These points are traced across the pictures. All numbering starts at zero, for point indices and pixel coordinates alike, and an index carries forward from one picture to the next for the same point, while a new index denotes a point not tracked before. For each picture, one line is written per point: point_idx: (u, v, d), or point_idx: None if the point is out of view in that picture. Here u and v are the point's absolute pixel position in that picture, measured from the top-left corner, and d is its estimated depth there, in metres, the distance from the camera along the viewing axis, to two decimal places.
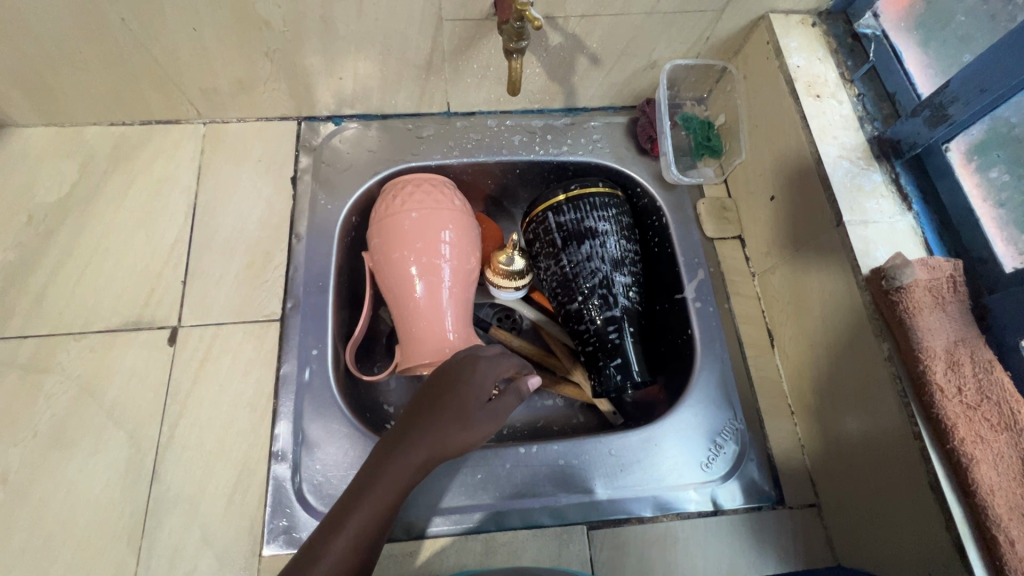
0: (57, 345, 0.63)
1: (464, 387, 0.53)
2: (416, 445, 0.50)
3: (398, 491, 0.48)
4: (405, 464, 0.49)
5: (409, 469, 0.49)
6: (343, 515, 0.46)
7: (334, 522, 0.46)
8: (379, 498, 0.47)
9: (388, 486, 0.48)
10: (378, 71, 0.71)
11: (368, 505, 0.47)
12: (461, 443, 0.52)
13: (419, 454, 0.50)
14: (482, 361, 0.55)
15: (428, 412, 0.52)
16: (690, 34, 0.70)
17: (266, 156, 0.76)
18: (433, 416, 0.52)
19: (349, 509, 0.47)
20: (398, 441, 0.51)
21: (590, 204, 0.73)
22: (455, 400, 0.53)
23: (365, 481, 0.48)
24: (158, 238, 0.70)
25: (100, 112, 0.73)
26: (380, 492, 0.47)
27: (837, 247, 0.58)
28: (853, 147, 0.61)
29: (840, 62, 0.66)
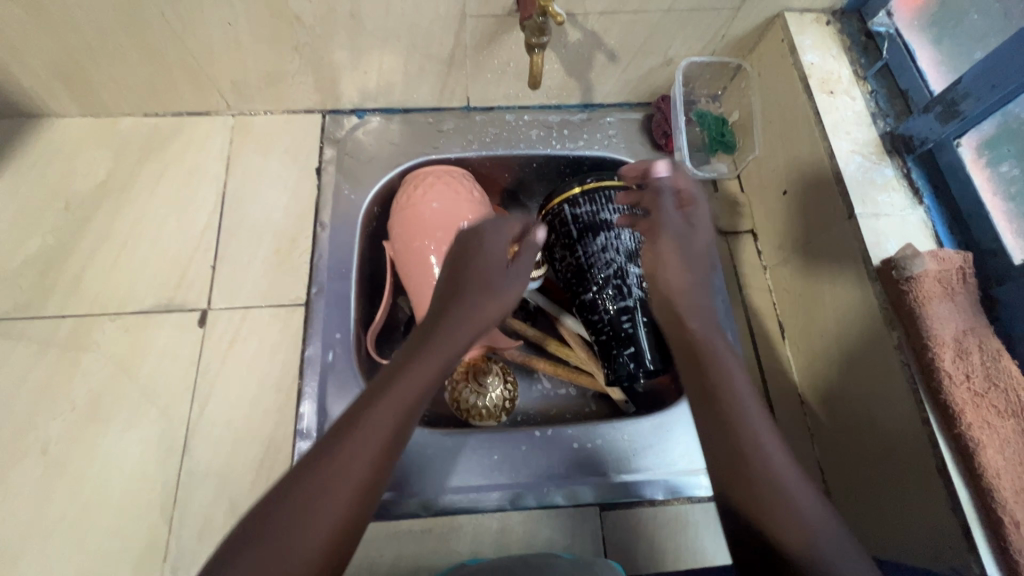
0: (92, 325, 0.66)
1: (487, 288, 0.57)
2: (442, 341, 0.53)
3: (424, 381, 0.51)
4: (431, 358, 0.52)
5: (435, 362, 0.52)
6: (360, 416, 0.47)
7: (356, 419, 0.47)
8: (402, 392, 0.48)
9: (411, 379, 0.50)
10: (402, 65, 0.73)
11: (388, 404, 0.48)
12: (498, 287, 0.57)
13: (445, 347, 0.53)
14: (490, 224, 0.61)
15: (446, 316, 0.55)
16: (706, 32, 0.72)
17: (292, 147, 0.79)
18: (455, 315, 0.55)
19: (374, 401, 0.48)
20: (423, 339, 0.54)
21: (605, 197, 0.74)
22: (476, 296, 0.56)
23: (385, 383, 0.50)
24: (188, 224, 0.73)
25: (135, 104, 0.76)
26: (399, 396, 0.48)
27: (848, 239, 0.60)
28: (866, 142, 0.63)
29: (853, 59, 0.67)
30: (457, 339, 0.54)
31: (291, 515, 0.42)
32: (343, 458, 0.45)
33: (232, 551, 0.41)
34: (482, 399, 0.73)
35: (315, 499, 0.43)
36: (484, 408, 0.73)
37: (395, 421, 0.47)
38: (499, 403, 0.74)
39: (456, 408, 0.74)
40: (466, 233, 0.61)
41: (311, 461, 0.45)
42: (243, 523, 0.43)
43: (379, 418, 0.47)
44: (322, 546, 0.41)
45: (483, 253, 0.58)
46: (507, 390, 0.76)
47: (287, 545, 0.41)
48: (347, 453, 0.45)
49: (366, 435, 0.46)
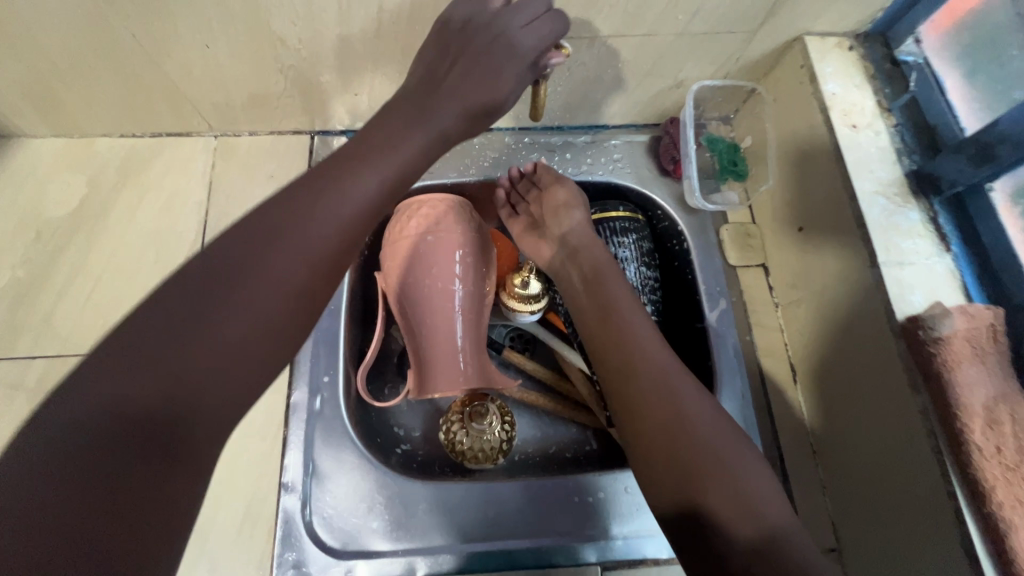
0: (66, 367, 0.63)
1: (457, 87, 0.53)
2: (374, 154, 0.48)
3: (351, 207, 0.45)
4: (357, 172, 0.47)
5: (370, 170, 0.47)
6: (277, 225, 0.42)
7: (260, 221, 0.43)
8: (323, 213, 0.44)
9: (332, 200, 0.45)
10: (395, 88, 0.68)
11: (304, 209, 0.43)
12: (451, 112, 0.53)
13: (381, 145, 0.49)
14: (472, 3, 0.54)
15: (385, 125, 0.51)
16: (720, 55, 0.67)
17: (279, 171, 0.74)
18: (410, 110, 0.52)
19: (286, 214, 0.43)
20: (351, 153, 0.48)
21: (610, 229, 0.72)
22: (418, 110, 0.52)
23: (307, 196, 0.44)
24: (167, 255, 0.69)
25: (110, 125, 0.71)
26: (317, 206, 0.44)
27: (869, 288, 0.56)
28: (889, 182, 0.59)
29: (877, 89, 0.63)
30: (403, 154, 0.50)
31: (179, 317, 0.37)
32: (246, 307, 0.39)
33: (87, 372, 0.34)
34: (478, 441, 0.69)
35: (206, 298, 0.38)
36: (479, 451, 0.69)
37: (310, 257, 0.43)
38: (496, 445, 0.70)
39: (451, 449, 0.71)
40: (455, 18, 0.54)
41: (203, 265, 0.40)
42: (87, 354, 0.35)
43: (296, 230, 0.43)
44: (244, 370, 0.39)
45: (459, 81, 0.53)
46: (505, 430, 0.71)
47: (180, 370, 0.35)
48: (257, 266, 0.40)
49: (283, 248, 0.42)
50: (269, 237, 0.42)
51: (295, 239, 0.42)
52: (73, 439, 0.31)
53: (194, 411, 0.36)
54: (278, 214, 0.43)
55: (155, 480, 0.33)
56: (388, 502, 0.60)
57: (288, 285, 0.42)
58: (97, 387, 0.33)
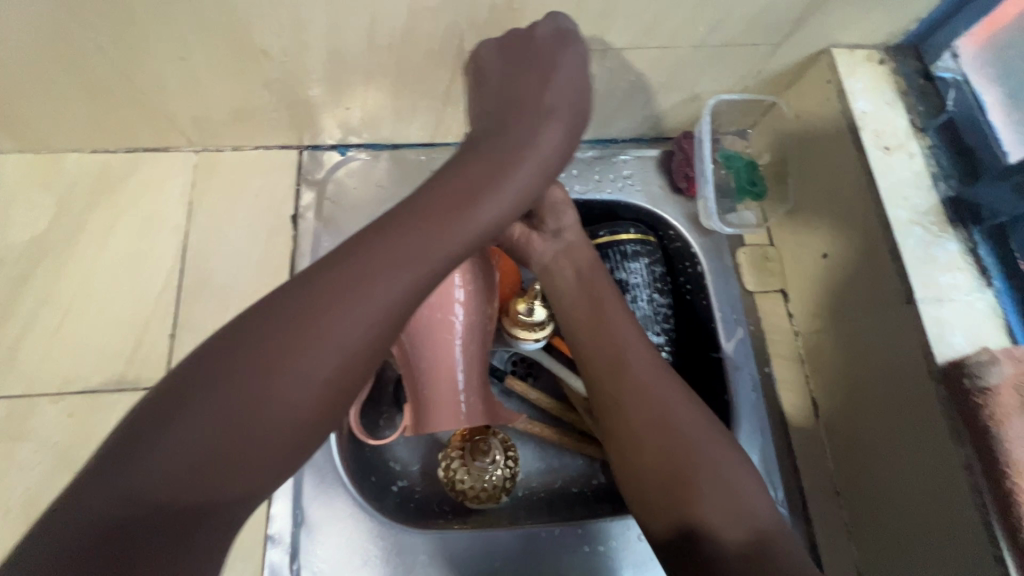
0: (31, 408, 0.57)
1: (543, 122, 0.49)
2: (465, 187, 0.43)
3: (434, 255, 0.39)
4: (448, 210, 0.41)
5: (470, 209, 0.42)
6: (361, 272, 0.37)
7: (348, 260, 0.37)
8: (415, 258, 0.38)
9: (417, 245, 0.38)
10: (390, 101, 0.63)
11: (396, 254, 0.38)
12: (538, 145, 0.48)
13: (479, 179, 0.44)
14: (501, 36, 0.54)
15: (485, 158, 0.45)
16: (741, 68, 0.62)
17: (265, 190, 0.69)
18: (502, 138, 0.47)
19: (378, 254, 0.38)
20: (449, 182, 0.43)
21: (619, 253, 0.68)
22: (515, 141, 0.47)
23: (395, 234, 0.39)
24: (144, 283, 0.64)
25: (80, 140, 0.65)
26: (402, 245, 0.38)
27: (905, 326, 0.52)
28: (926, 210, 0.54)
29: (911, 106, 0.58)
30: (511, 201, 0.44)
31: (238, 369, 0.33)
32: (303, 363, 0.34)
33: (141, 423, 0.32)
34: (480, 480, 0.65)
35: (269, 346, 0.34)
36: (482, 491, 0.65)
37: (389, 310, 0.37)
38: (499, 484, 0.65)
39: (450, 488, 0.66)
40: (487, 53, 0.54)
41: (274, 303, 0.36)
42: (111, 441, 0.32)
43: (380, 279, 0.37)
44: (289, 437, 0.34)
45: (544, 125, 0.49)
46: (508, 466, 0.67)
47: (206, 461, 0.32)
48: (324, 311, 0.35)
49: (362, 294, 0.36)
50: (354, 277, 0.37)
51: (377, 290, 0.36)
52: (122, 496, 0.30)
53: (231, 478, 0.32)
54: (362, 253, 0.38)
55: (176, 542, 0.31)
56: (384, 554, 0.56)
57: (352, 344, 0.36)
58: (150, 443, 0.31)
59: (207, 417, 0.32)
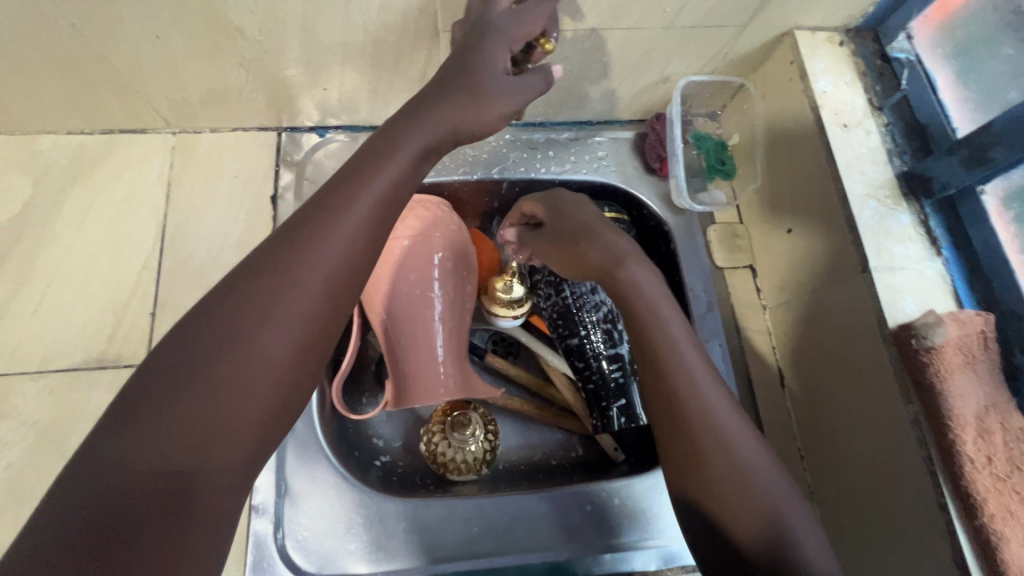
0: (11, 387, 0.58)
1: (478, 84, 0.42)
2: (383, 166, 0.41)
3: (352, 241, 0.38)
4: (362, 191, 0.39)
5: (377, 181, 0.40)
6: (281, 272, 0.36)
7: (265, 263, 0.37)
8: (334, 249, 0.38)
9: (335, 234, 0.38)
10: (367, 82, 0.64)
11: (313, 247, 0.37)
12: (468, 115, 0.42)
13: (392, 154, 0.41)
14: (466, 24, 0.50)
15: (401, 127, 0.42)
16: (708, 49, 0.65)
17: (244, 171, 0.69)
18: (427, 104, 0.42)
19: (292, 250, 0.37)
20: (358, 163, 0.41)
21: None
22: (444, 109, 0.42)
23: (308, 230, 0.38)
24: (123, 264, 0.64)
25: (56, 121, 0.65)
26: (319, 237, 0.37)
27: (860, 294, 0.55)
28: (880, 184, 0.57)
29: (868, 86, 0.61)
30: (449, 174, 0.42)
31: (172, 392, 0.32)
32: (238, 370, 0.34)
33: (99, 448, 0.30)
34: (461, 452, 0.67)
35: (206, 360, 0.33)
36: (462, 463, 0.67)
37: (317, 306, 0.37)
38: (479, 456, 0.67)
39: (432, 461, 0.68)
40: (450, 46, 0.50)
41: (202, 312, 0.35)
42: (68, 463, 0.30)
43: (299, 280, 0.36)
44: (241, 459, 0.34)
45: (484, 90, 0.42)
46: (488, 439, 0.69)
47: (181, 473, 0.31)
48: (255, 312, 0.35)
49: (287, 294, 0.36)
50: (271, 280, 0.36)
51: (300, 288, 0.36)
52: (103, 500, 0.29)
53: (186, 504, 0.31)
54: (280, 256, 0.37)
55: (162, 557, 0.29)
56: (367, 522, 0.57)
57: (284, 350, 0.36)
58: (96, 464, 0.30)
59: (163, 432, 0.31)
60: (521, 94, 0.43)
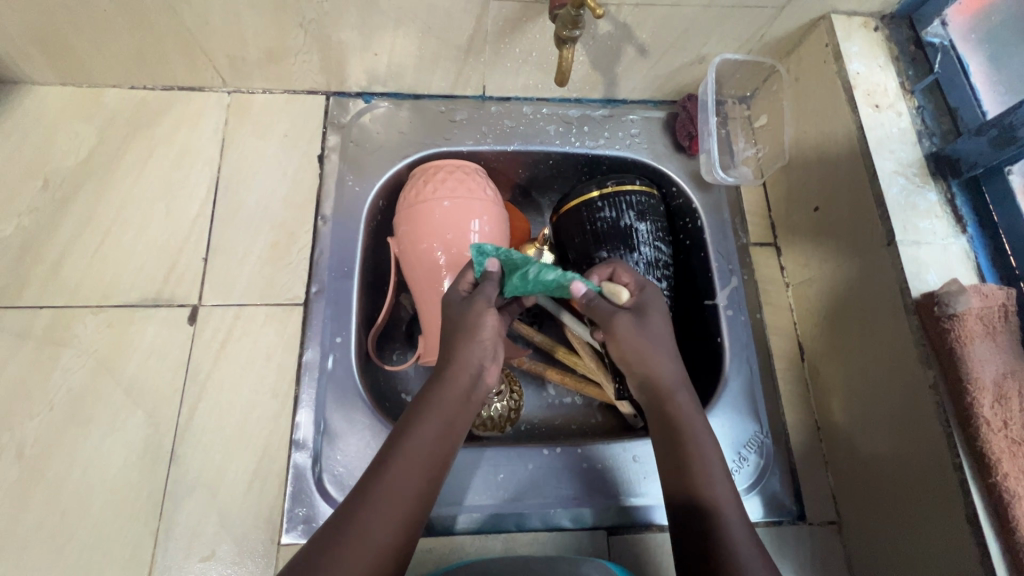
0: (74, 318, 0.62)
1: (448, 380, 0.48)
2: (399, 474, 0.44)
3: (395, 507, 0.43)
4: (389, 502, 0.43)
5: (406, 490, 0.44)
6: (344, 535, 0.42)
7: (326, 549, 0.41)
8: (374, 533, 0.42)
9: (370, 528, 0.42)
10: (415, 49, 0.67)
11: (355, 550, 0.41)
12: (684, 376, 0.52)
13: (409, 469, 0.45)
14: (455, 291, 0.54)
15: (401, 439, 0.46)
16: (746, 29, 0.67)
17: (293, 131, 0.73)
18: (430, 407, 0.47)
19: (703, 476, 0.47)
20: (378, 465, 0.46)
21: (627, 203, 0.70)
22: (438, 416, 0.47)
23: (345, 539, 0.42)
24: (179, 211, 0.68)
25: (121, 74, 0.69)
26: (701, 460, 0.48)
27: (885, 266, 0.56)
28: (909, 163, 0.59)
29: (900, 71, 0.63)
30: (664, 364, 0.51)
31: None
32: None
33: None
34: (486, 409, 0.70)
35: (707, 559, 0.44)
36: (487, 419, 0.70)
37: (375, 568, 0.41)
38: (504, 415, 0.70)
39: None
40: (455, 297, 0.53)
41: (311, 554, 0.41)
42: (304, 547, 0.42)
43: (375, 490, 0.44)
44: None
45: (462, 365, 0.48)
46: (513, 399, 0.72)
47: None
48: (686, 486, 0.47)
49: (347, 561, 0.41)
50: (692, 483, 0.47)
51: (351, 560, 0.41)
52: None
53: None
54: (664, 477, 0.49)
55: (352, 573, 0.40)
56: None
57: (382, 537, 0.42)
58: None
59: None
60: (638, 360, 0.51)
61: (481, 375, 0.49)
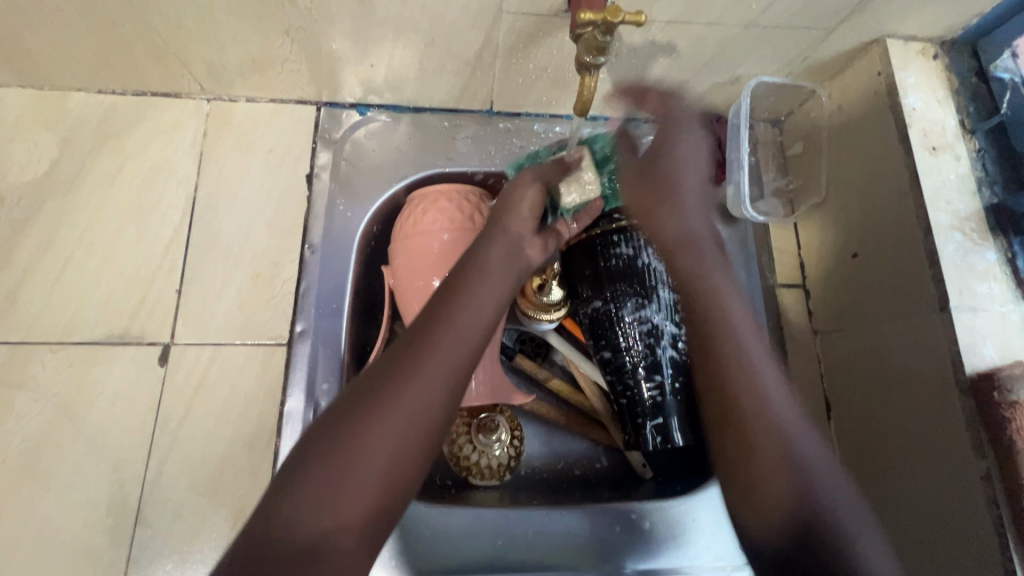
0: (30, 357, 0.55)
1: (485, 253, 0.52)
2: (448, 341, 0.44)
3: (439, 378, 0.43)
4: (435, 369, 0.43)
5: (450, 354, 0.44)
6: (385, 390, 0.41)
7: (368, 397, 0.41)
8: (416, 390, 0.42)
9: (416, 391, 0.42)
10: (416, 61, 0.60)
11: (388, 405, 0.41)
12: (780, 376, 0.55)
13: (458, 344, 0.45)
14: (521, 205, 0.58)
15: (448, 307, 0.47)
16: (788, 51, 0.59)
17: (279, 146, 0.66)
18: (473, 277, 0.49)
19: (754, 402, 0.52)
20: (422, 329, 0.45)
21: (645, 237, 0.62)
22: (481, 287, 0.49)
23: (384, 394, 0.41)
24: (150, 236, 0.61)
25: (85, 78, 0.61)
26: (768, 436, 0.50)
27: (935, 333, 0.51)
28: (967, 216, 0.53)
29: (960, 107, 0.56)
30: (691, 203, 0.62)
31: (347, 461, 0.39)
32: (356, 456, 0.39)
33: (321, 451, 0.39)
34: (485, 456, 0.65)
35: (771, 511, 0.49)
36: (486, 467, 0.65)
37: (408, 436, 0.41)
38: (503, 462, 0.66)
39: (454, 463, 0.66)
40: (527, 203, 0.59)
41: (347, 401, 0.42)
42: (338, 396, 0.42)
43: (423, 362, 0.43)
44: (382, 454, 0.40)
45: (503, 235, 0.54)
46: (513, 445, 0.67)
47: (358, 430, 0.40)
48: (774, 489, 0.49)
49: (382, 418, 0.40)
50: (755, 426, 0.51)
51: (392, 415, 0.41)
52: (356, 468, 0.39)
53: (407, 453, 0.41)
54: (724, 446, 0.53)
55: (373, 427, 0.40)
56: None
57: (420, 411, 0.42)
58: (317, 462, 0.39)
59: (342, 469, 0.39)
60: (659, 219, 0.60)
61: (521, 245, 0.55)
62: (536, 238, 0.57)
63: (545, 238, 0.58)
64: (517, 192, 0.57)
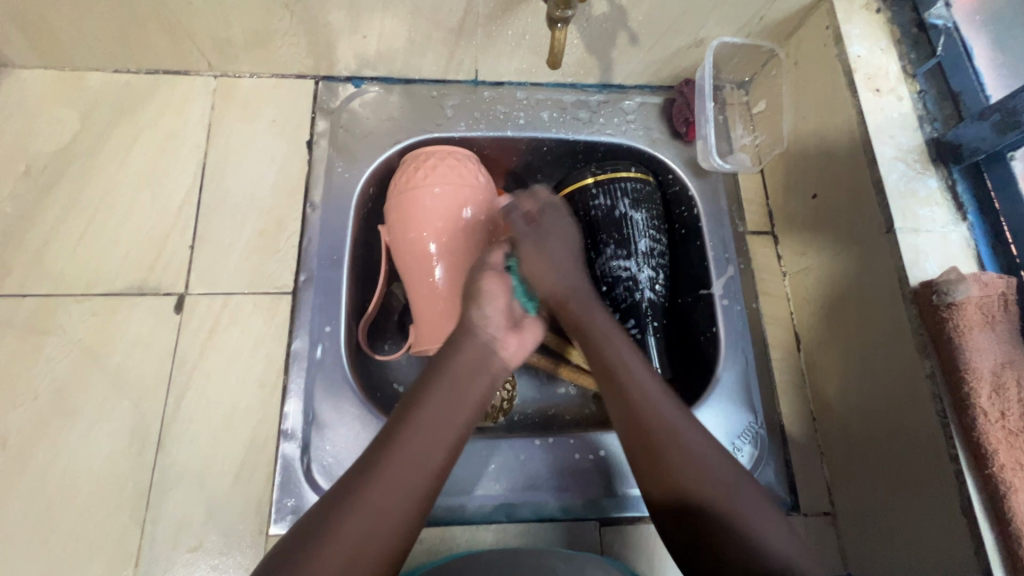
0: (57, 306, 0.61)
1: (452, 352, 0.52)
2: (419, 435, 0.47)
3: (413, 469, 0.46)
4: (407, 462, 0.45)
5: (408, 477, 0.45)
6: (360, 485, 0.44)
7: (345, 493, 0.44)
8: (376, 501, 0.44)
9: (389, 483, 0.44)
10: (405, 31, 0.66)
11: (363, 497, 0.44)
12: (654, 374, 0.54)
13: (427, 435, 0.47)
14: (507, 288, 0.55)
15: (407, 421, 0.48)
16: (744, 12, 0.65)
17: (281, 117, 0.71)
18: (437, 381, 0.50)
19: (682, 468, 0.48)
20: (383, 440, 0.47)
21: (622, 190, 0.68)
22: (442, 392, 0.50)
23: (356, 499, 0.44)
24: (164, 199, 0.66)
25: (104, 57, 0.67)
26: (679, 468, 0.48)
27: (884, 256, 0.55)
28: (910, 149, 0.58)
29: (902, 54, 0.62)
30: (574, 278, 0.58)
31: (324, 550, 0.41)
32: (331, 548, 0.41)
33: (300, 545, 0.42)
34: None
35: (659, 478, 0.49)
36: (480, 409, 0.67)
37: (387, 527, 0.43)
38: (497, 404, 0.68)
39: None
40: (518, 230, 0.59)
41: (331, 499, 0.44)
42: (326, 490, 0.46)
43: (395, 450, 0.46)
44: (357, 540, 0.42)
45: (473, 337, 0.53)
46: (505, 390, 0.70)
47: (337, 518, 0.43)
48: (676, 497, 0.47)
49: (357, 513, 0.43)
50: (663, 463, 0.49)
51: (348, 537, 0.42)
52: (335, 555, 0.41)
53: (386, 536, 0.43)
54: (644, 482, 0.50)
55: (349, 518, 0.43)
56: None
57: (395, 505, 0.44)
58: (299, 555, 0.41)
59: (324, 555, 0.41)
60: (552, 272, 0.57)
61: (486, 351, 0.53)
62: (511, 331, 0.54)
63: (522, 334, 0.55)
64: (485, 286, 0.54)
